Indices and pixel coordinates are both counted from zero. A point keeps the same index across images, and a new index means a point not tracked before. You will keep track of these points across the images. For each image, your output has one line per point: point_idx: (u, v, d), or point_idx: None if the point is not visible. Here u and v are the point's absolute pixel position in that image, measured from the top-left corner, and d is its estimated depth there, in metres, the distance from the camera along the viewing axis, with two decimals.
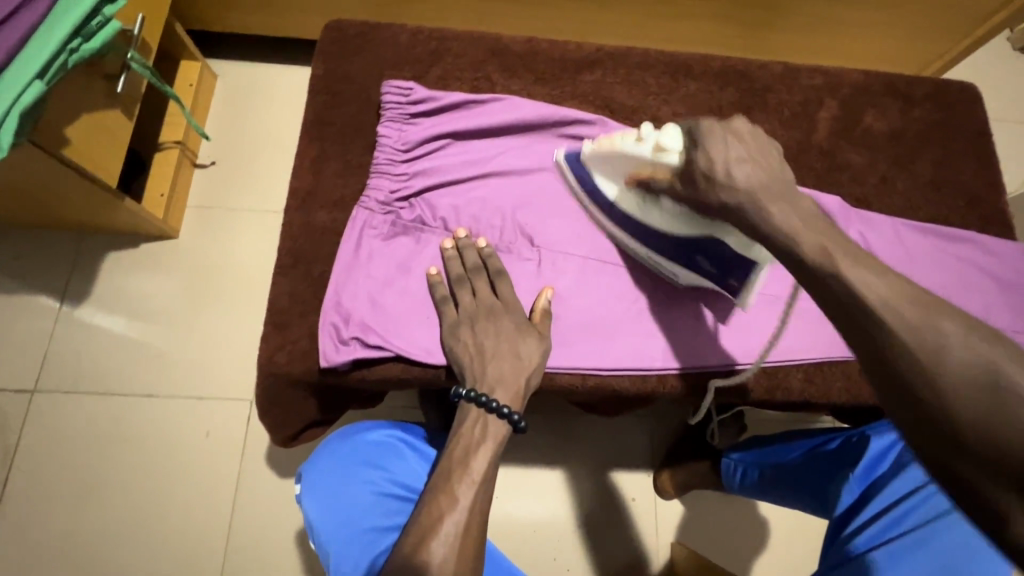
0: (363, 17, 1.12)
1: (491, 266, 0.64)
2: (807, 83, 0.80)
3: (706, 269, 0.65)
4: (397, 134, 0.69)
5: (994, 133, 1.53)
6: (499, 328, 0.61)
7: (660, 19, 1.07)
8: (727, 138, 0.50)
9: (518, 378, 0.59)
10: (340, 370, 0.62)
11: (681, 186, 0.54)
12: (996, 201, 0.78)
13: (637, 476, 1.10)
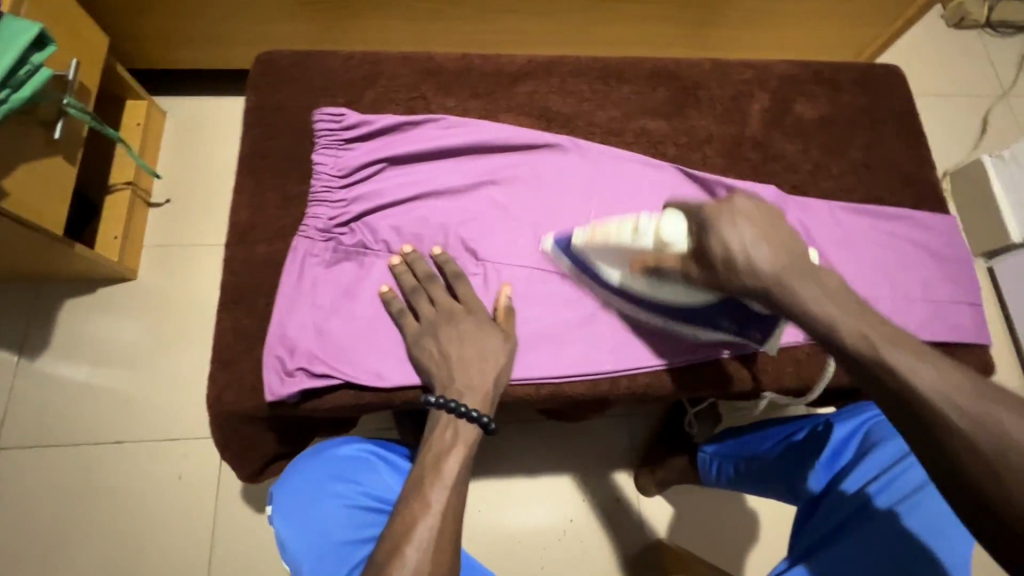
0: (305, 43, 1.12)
1: (449, 272, 0.65)
2: (738, 78, 0.82)
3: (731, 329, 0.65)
4: (333, 161, 0.69)
5: (936, 108, 1.58)
6: (462, 333, 0.61)
7: (600, 24, 1.10)
8: (732, 220, 0.51)
9: (486, 381, 0.59)
10: (289, 403, 0.62)
11: (697, 270, 0.55)
12: (927, 177, 0.80)
13: (619, 476, 1.10)
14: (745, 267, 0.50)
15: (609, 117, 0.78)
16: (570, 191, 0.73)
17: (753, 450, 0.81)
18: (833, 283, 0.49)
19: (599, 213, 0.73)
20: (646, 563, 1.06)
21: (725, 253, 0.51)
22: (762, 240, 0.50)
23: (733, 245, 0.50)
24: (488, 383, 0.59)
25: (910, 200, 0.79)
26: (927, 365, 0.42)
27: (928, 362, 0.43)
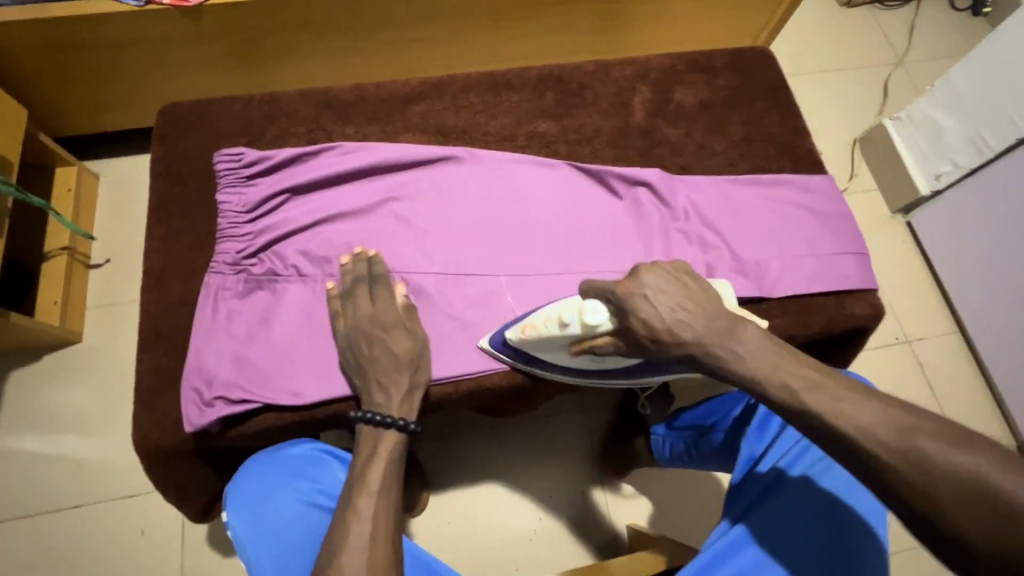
0: (237, 88, 1.20)
1: (363, 281, 0.68)
2: (619, 75, 0.88)
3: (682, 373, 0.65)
4: (237, 197, 0.73)
5: (840, 81, 1.68)
6: (377, 346, 0.64)
7: (512, 39, 1.22)
8: (646, 297, 0.52)
9: (402, 386, 0.63)
10: (212, 431, 0.64)
11: (627, 347, 0.55)
12: (803, 144, 0.87)
13: (583, 470, 1.13)
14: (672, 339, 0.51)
15: (502, 124, 0.83)
16: (469, 197, 0.77)
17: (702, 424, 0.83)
18: (752, 335, 0.50)
19: (498, 215, 0.77)
20: (618, 549, 1.08)
21: (648, 331, 0.52)
22: (680, 312, 0.51)
23: (654, 322, 0.51)
24: (405, 387, 0.63)
25: (790, 166, 0.85)
26: (865, 423, 0.44)
27: (871, 417, 0.44)
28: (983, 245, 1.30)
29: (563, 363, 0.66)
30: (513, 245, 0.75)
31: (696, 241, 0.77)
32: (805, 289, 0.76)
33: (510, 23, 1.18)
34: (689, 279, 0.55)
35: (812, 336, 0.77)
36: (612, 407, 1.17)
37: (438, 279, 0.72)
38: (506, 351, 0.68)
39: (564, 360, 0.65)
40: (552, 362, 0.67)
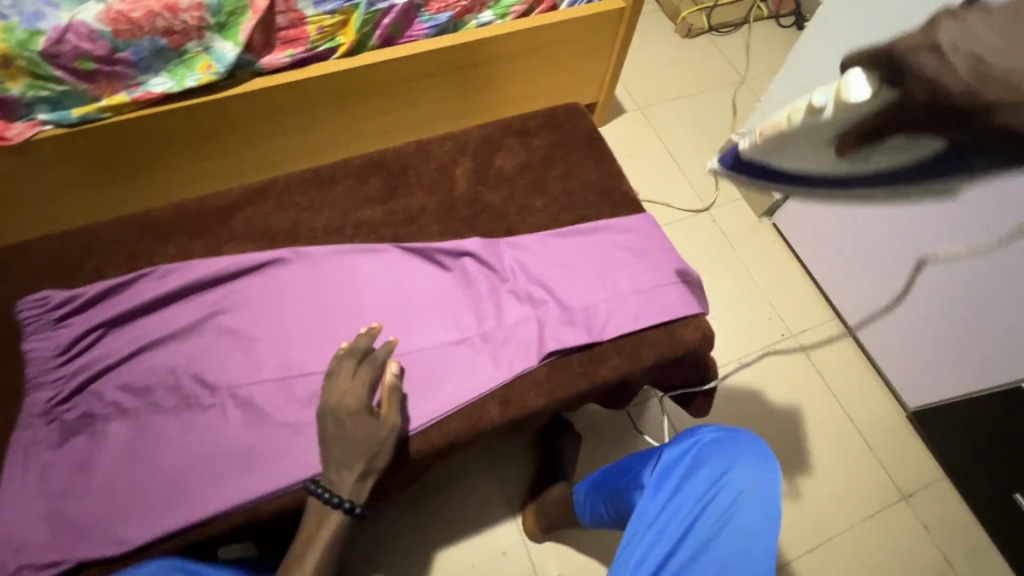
0: (99, 212, 1.21)
1: (349, 357, 0.68)
2: (440, 150, 0.93)
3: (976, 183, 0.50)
4: (48, 342, 0.71)
5: (693, 104, 1.82)
6: (359, 422, 0.65)
7: (371, 116, 1.30)
8: (938, 50, 0.40)
9: (357, 468, 0.64)
10: None
11: (879, 124, 0.47)
12: (619, 186, 0.93)
13: (501, 529, 1.10)
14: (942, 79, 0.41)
15: (328, 217, 0.85)
16: (296, 297, 0.78)
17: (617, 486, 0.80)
18: None
19: (330, 309, 0.78)
20: None
21: (934, 94, 0.41)
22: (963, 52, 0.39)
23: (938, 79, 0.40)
24: (360, 471, 0.64)
25: (609, 209, 0.90)
26: None
27: None
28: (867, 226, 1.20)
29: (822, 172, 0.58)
30: (345, 336, 0.76)
31: (525, 299, 0.81)
32: (633, 325, 0.80)
33: (365, 102, 1.26)
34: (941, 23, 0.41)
35: (650, 368, 0.80)
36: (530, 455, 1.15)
37: (267, 387, 0.71)
38: (760, 158, 0.63)
39: (822, 160, 0.56)
40: (809, 171, 0.60)
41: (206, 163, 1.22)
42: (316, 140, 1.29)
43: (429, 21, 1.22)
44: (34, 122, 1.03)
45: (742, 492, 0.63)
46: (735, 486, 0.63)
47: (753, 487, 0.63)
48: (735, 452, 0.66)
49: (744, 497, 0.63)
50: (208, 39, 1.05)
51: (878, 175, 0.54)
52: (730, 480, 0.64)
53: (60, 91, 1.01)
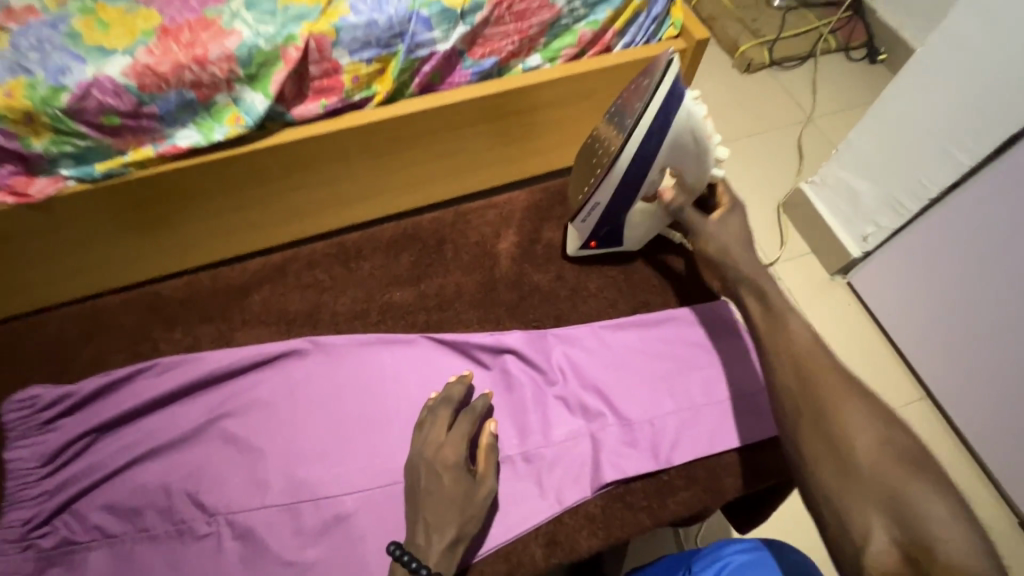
0: (121, 264, 1.16)
1: (444, 405, 0.63)
2: (481, 221, 0.82)
3: (609, 236, 0.76)
4: (31, 450, 0.62)
5: (752, 146, 1.67)
6: (445, 483, 0.58)
7: (403, 168, 1.21)
8: None
9: (447, 536, 0.56)
10: None
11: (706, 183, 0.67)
12: (689, 267, 0.80)
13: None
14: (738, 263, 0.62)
15: (354, 299, 0.75)
16: (310, 399, 0.68)
17: None
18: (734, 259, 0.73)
19: (348, 414, 0.67)
20: None
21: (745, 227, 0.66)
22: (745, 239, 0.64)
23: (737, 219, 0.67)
24: (450, 539, 0.56)
25: (676, 293, 0.77)
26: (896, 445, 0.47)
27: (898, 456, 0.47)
28: (910, 296, 1.16)
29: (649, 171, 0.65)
30: (364, 451, 0.65)
31: (577, 409, 0.68)
32: (707, 448, 0.66)
33: (398, 155, 1.17)
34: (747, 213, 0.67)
35: (729, 501, 0.66)
36: None
37: (271, 513, 0.61)
38: (663, 106, 0.61)
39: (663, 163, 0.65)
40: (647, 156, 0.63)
41: (231, 217, 1.16)
42: (344, 194, 1.21)
43: (472, 67, 1.12)
44: (57, 177, 0.98)
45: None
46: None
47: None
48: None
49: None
50: (237, 90, 0.99)
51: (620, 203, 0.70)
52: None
53: (84, 146, 0.96)
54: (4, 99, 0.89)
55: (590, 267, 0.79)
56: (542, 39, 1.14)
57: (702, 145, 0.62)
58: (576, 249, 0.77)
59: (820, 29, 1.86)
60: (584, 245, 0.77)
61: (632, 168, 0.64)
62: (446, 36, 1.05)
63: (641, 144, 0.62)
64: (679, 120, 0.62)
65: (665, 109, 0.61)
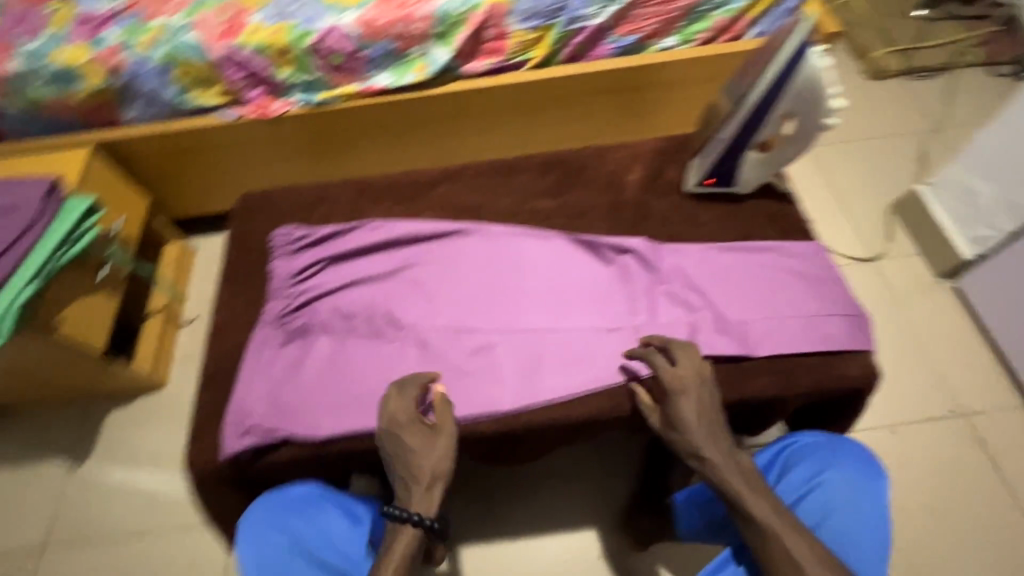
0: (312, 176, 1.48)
1: (409, 382, 0.75)
2: (615, 156, 0.99)
3: (729, 173, 0.91)
4: (286, 265, 0.89)
5: (871, 147, 1.70)
6: (415, 446, 0.71)
7: (540, 125, 1.42)
8: None
9: (424, 483, 0.70)
10: (246, 457, 0.77)
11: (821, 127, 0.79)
12: (791, 213, 0.93)
13: (582, 538, 1.18)
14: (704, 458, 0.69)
15: (509, 201, 0.96)
16: (472, 264, 0.89)
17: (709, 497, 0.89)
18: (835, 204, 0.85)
19: (500, 278, 0.87)
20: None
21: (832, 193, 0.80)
22: (717, 433, 0.70)
23: None
24: (426, 485, 0.70)
25: (776, 231, 0.90)
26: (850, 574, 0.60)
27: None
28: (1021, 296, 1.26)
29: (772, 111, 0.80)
30: (510, 305, 0.85)
31: (680, 302, 0.84)
32: (788, 348, 0.79)
33: (539, 112, 1.39)
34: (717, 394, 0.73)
35: (801, 395, 0.79)
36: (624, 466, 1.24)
37: (441, 333, 0.83)
38: (795, 57, 0.76)
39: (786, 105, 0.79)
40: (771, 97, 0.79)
41: (400, 150, 1.44)
42: (489, 141, 1.45)
43: (615, 42, 1.30)
44: (290, 101, 1.29)
45: (836, 491, 0.72)
46: (831, 483, 0.73)
47: (848, 487, 0.73)
48: (833, 455, 0.76)
49: (839, 496, 0.72)
50: (428, 46, 1.25)
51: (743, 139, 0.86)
52: (828, 479, 0.73)
53: (312, 78, 1.26)
54: (271, 36, 1.20)
55: (708, 200, 0.94)
56: (680, 22, 1.29)
57: (818, 92, 0.75)
58: (695, 185, 0.93)
59: (962, 41, 1.83)
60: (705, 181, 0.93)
61: (758, 108, 0.81)
62: (599, 12, 1.24)
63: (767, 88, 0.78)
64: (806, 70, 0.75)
65: (797, 60, 0.76)
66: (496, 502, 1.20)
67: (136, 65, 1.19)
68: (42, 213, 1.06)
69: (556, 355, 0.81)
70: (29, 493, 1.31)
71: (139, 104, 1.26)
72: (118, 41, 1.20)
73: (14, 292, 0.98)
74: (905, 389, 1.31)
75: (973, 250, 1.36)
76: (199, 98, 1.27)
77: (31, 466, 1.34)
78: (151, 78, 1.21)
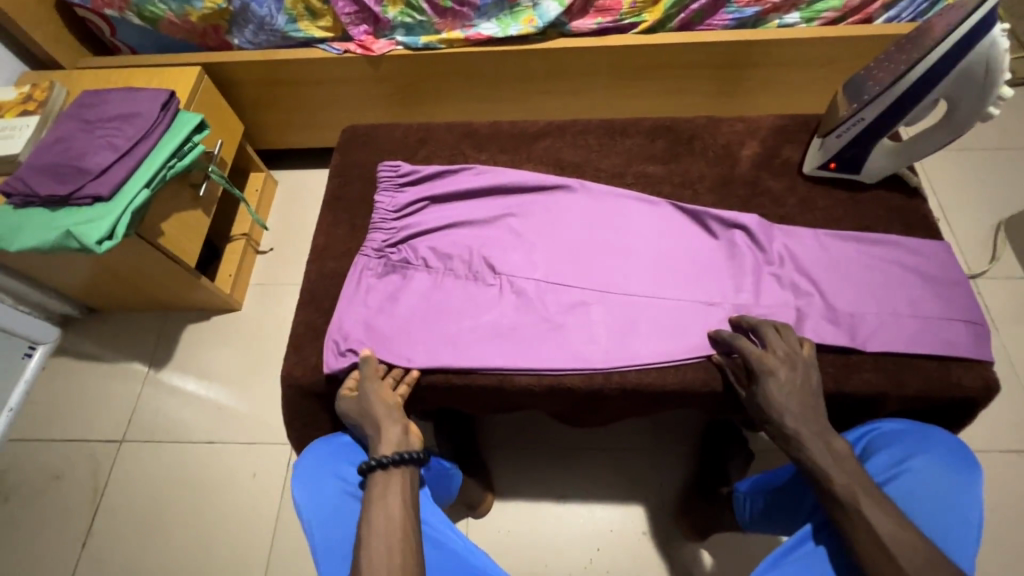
0: (401, 120, 1.49)
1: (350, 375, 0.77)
2: (730, 129, 0.95)
3: (854, 157, 0.85)
4: (390, 200, 0.90)
5: (986, 158, 1.58)
6: (369, 412, 0.71)
7: (638, 93, 1.38)
8: None
9: (391, 433, 0.69)
10: (339, 377, 0.79)
11: (977, 112, 0.74)
12: (917, 209, 0.87)
13: (632, 514, 1.17)
14: (794, 432, 0.65)
15: (615, 163, 0.94)
16: (573, 220, 0.87)
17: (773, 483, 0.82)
18: None
19: (600, 238, 0.86)
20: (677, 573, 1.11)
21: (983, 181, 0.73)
22: (808, 413, 0.66)
23: None
24: (390, 433, 0.69)
25: (898, 227, 0.85)
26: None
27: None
28: None
29: (927, 92, 0.74)
30: (610, 266, 0.83)
31: (789, 286, 0.80)
32: (902, 347, 0.75)
33: (640, 79, 1.34)
34: (816, 375, 0.70)
35: (910, 398, 0.75)
36: (678, 448, 1.22)
37: (539, 284, 0.82)
38: (972, 32, 0.67)
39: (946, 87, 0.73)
40: (933, 78, 0.72)
41: (491, 102, 1.42)
42: (581, 103, 1.42)
43: (735, 12, 1.23)
44: (392, 41, 1.29)
45: (921, 481, 0.66)
46: (916, 473, 0.66)
47: (936, 479, 0.66)
48: (919, 444, 0.69)
49: (922, 488, 0.65)
50: None
51: (882, 123, 0.79)
52: (914, 468, 0.67)
53: (419, 20, 1.25)
54: None
55: (825, 181, 0.90)
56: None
57: (992, 77, 0.69)
58: (814, 168, 0.89)
59: None
60: (825, 162, 0.87)
61: (912, 91, 0.74)
62: None
63: (931, 68, 0.71)
64: (980, 49, 0.68)
65: (972, 38, 0.68)
66: (544, 463, 1.22)
67: None
68: (158, 123, 1.10)
69: (654, 321, 0.79)
70: (111, 389, 1.40)
71: (249, 29, 1.29)
72: None
73: (128, 195, 1.02)
74: (989, 417, 1.24)
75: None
76: (306, 29, 1.28)
77: (114, 365, 1.43)
78: (265, 5, 1.23)
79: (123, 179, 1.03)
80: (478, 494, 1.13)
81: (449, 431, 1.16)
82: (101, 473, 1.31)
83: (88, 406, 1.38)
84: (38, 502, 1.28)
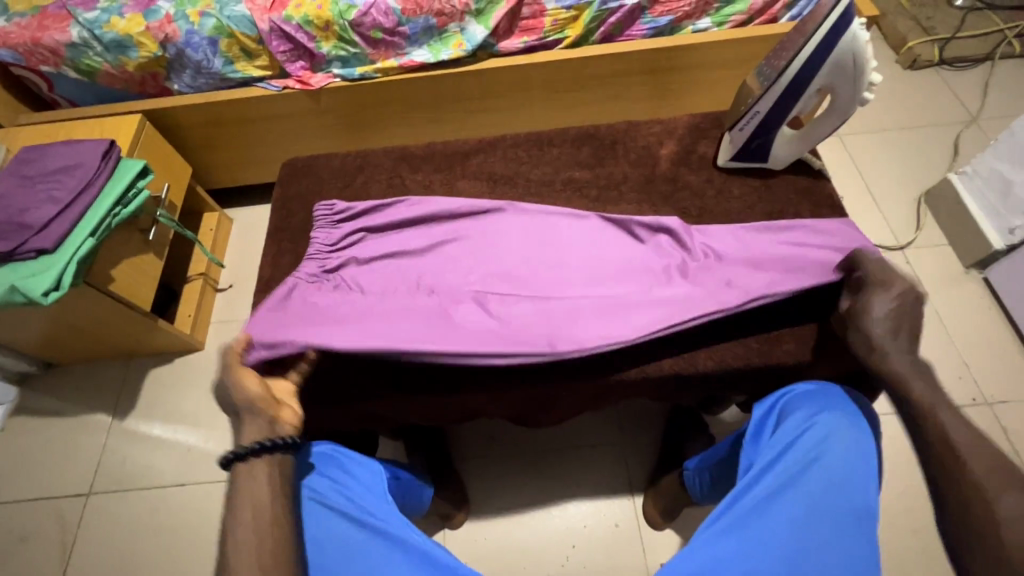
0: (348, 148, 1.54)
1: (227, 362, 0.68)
2: (648, 131, 1.01)
3: (759, 148, 0.92)
4: (326, 235, 0.93)
5: (904, 137, 1.68)
6: (237, 396, 0.65)
7: (572, 102, 1.44)
8: None
9: (259, 422, 0.64)
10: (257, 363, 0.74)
11: (854, 100, 0.82)
12: (824, 190, 0.94)
13: (604, 506, 1.20)
14: (880, 340, 0.69)
15: (544, 172, 0.99)
16: (505, 238, 0.92)
17: (714, 456, 0.93)
18: None
19: (531, 252, 0.90)
20: (650, 558, 1.15)
21: None
22: (898, 322, 0.69)
23: None
24: (256, 422, 0.64)
25: (808, 208, 0.92)
26: None
27: None
28: None
29: (810, 82, 0.81)
30: (544, 276, 0.88)
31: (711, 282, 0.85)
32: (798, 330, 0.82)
33: (572, 91, 1.41)
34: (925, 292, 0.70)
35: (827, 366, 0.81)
36: (643, 437, 1.26)
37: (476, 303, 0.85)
38: (836, 27, 0.76)
39: (824, 77, 0.81)
40: (810, 69, 0.80)
41: (434, 122, 1.47)
42: (522, 116, 1.47)
43: (650, 23, 1.31)
44: (330, 74, 1.34)
45: (834, 432, 0.70)
46: (827, 425, 0.70)
47: (845, 429, 0.70)
48: (829, 400, 0.74)
49: (834, 437, 0.69)
50: (466, 22, 1.27)
51: (777, 113, 0.87)
52: (826, 420, 0.71)
53: (353, 53, 1.30)
54: (316, 9, 1.23)
55: (735, 174, 0.96)
56: (716, 3, 1.30)
57: (860, 63, 0.77)
58: (727, 160, 0.95)
59: (1005, 32, 1.79)
60: (735, 154, 0.94)
61: (794, 82, 0.82)
62: None
63: (806, 62, 0.79)
64: (844, 43, 0.77)
65: (835, 32, 0.76)
66: (514, 468, 1.24)
67: (186, 35, 1.24)
68: (100, 172, 1.12)
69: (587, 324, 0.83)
70: (74, 442, 1.38)
71: (187, 74, 1.32)
72: (170, 11, 1.23)
73: (73, 244, 1.04)
74: None
75: (1005, 239, 1.35)
76: (244, 70, 1.32)
77: (77, 418, 1.41)
78: (200, 50, 1.26)
79: (67, 229, 1.04)
80: (452, 505, 1.15)
81: (419, 445, 1.18)
82: (69, 528, 1.29)
83: (52, 462, 1.36)
84: (2, 566, 1.25)
